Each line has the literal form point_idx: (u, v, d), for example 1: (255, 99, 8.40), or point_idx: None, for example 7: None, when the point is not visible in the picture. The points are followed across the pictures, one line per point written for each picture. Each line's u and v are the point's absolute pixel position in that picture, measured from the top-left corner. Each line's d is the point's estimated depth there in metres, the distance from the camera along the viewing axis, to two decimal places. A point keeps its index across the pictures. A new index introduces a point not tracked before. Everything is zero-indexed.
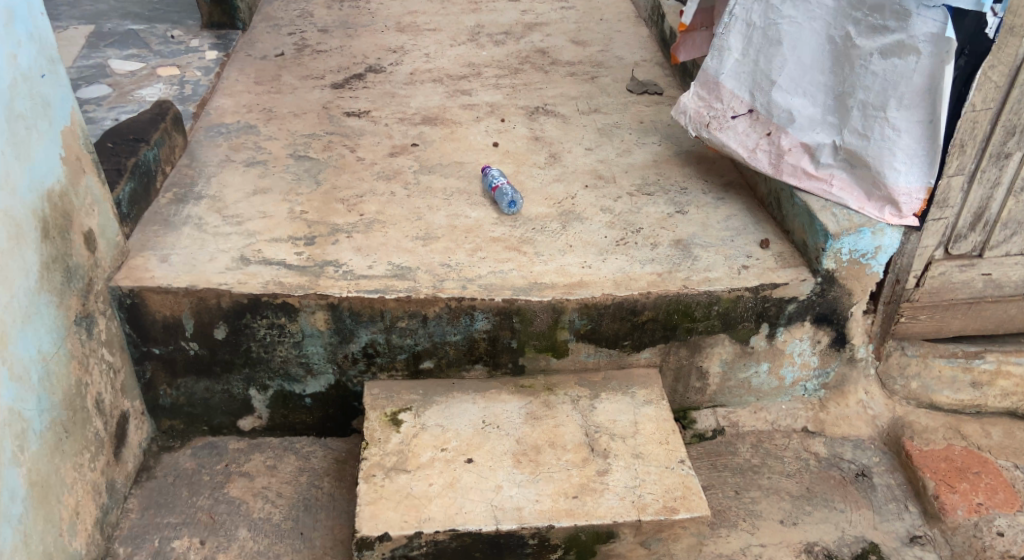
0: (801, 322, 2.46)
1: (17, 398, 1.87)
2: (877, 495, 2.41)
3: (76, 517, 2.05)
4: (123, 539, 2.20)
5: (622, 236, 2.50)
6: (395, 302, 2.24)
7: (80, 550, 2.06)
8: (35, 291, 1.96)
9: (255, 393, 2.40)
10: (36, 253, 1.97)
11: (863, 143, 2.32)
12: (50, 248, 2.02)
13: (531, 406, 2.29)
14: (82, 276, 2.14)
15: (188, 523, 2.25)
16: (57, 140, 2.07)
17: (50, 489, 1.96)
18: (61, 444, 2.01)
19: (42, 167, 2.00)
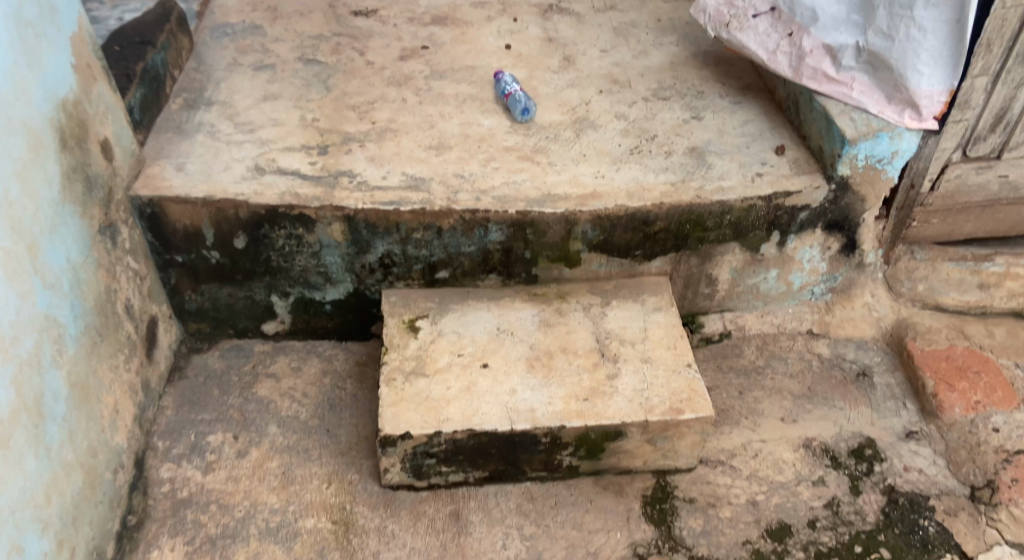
0: (813, 229, 2.51)
1: (51, 305, 1.95)
2: (877, 394, 2.51)
3: (116, 415, 2.16)
4: (162, 433, 2.32)
5: (636, 144, 2.53)
6: (410, 215, 2.29)
7: (122, 445, 2.18)
8: (58, 201, 2.00)
9: (277, 299, 2.48)
10: (56, 163, 2.00)
11: (887, 45, 2.28)
12: (69, 158, 2.05)
13: (543, 314, 2.37)
14: (102, 186, 2.18)
15: (221, 420, 2.36)
16: (67, 47, 2.06)
17: (89, 390, 2.05)
18: (96, 347, 2.09)
19: (55, 76, 2.01)
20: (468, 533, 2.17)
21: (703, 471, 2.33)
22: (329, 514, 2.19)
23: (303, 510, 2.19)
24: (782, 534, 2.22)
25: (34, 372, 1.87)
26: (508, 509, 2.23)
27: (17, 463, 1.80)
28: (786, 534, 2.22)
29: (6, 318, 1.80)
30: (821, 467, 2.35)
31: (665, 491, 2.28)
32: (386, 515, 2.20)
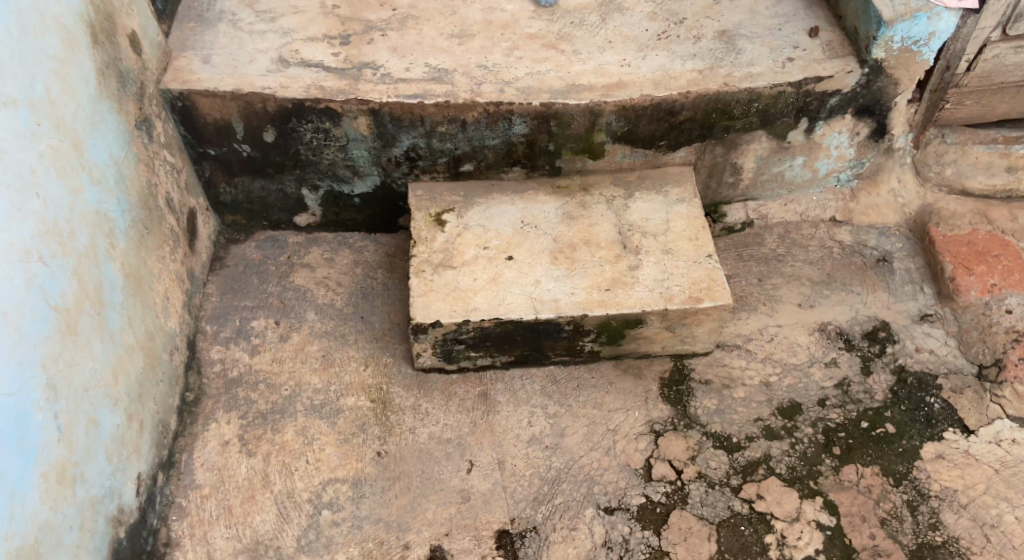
0: (842, 114, 2.51)
1: (101, 201, 2.01)
2: (895, 279, 2.57)
3: (167, 302, 2.23)
4: (209, 318, 2.40)
5: (664, 28, 2.55)
6: (434, 108, 2.32)
7: (175, 329, 2.25)
8: (97, 98, 2.04)
9: (307, 192, 2.53)
10: (90, 59, 2.03)
11: None
12: (101, 53, 2.07)
13: (567, 207, 2.42)
14: (135, 80, 2.20)
15: (262, 306, 2.45)
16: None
17: (143, 279, 2.12)
18: (145, 239, 2.15)
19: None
20: (497, 412, 2.30)
21: (719, 355, 2.43)
22: (367, 394, 2.31)
23: (343, 390, 2.31)
24: (792, 412, 2.33)
25: (91, 263, 1.94)
26: (534, 391, 2.34)
27: (85, 346, 1.90)
28: (797, 412, 2.33)
29: (59, 214, 1.87)
30: (835, 349, 2.44)
31: (682, 374, 2.39)
32: (420, 396, 2.32)
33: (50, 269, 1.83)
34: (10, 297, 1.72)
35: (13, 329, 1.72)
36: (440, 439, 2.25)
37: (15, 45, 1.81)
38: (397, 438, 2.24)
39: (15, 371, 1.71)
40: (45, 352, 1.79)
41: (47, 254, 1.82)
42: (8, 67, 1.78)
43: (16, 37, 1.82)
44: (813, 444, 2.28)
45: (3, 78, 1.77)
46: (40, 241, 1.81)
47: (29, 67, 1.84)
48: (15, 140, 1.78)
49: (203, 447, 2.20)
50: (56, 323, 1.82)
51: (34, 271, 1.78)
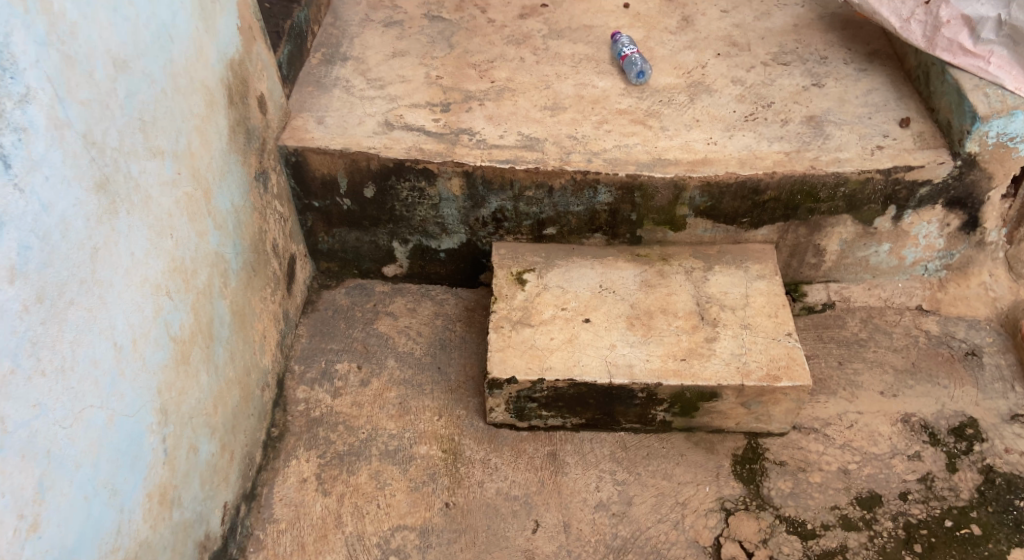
0: (932, 205, 2.50)
1: (221, 244, 2.02)
2: (984, 374, 2.49)
3: (264, 339, 2.29)
4: (298, 358, 2.51)
5: (752, 110, 2.62)
6: (524, 173, 2.42)
7: (268, 366, 2.32)
8: (226, 152, 2.08)
9: (397, 245, 2.64)
10: (224, 117, 2.08)
11: None
12: (236, 113, 2.15)
13: (646, 274, 2.47)
14: (258, 137, 2.30)
15: (347, 351, 2.54)
16: (234, 10, 2.16)
17: (246, 317, 2.15)
18: (251, 280, 2.19)
19: (224, 38, 2.10)
20: (565, 473, 2.30)
21: (795, 436, 2.38)
22: (439, 444, 2.35)
23: (417, 438, 2.36)
24: (871, 504, 2.25)
25: (207, 300, 1.94)
26: (603, 455, 2.34)
27: (194, 377, 1.90)
28: (876, 503, 2.25)
29: (187, 253, 1.87)
30: (918, 442, 2.36)
31: (756, 452, 2.35)
32: (490, 450, 2.34)
33: (174, 303, 1.82)
34: (140, 325, 1.70)
35: (139, 355, 1.70)
36: (507, 495, 2.26)
37: (168, 103, 1.83)
38: (465, 491, 2.26)
39: (135, 393, 1.69)
40: (161, 379, 1.77)
41: (173, 289, 1.81)
42: (161, 121, 1.79)
43: (170, 96, 1.83)
44: (892, 539, 2.19)
45: (156, 131, 1.78)
46: (168, 277, 1.80)
47: (177, 121, 1.85)
48: (159, 186, 1.78)
49: (283, 481, 2.26)
50: (173, 354, 1.81)
51: (161, 304, 1.77)
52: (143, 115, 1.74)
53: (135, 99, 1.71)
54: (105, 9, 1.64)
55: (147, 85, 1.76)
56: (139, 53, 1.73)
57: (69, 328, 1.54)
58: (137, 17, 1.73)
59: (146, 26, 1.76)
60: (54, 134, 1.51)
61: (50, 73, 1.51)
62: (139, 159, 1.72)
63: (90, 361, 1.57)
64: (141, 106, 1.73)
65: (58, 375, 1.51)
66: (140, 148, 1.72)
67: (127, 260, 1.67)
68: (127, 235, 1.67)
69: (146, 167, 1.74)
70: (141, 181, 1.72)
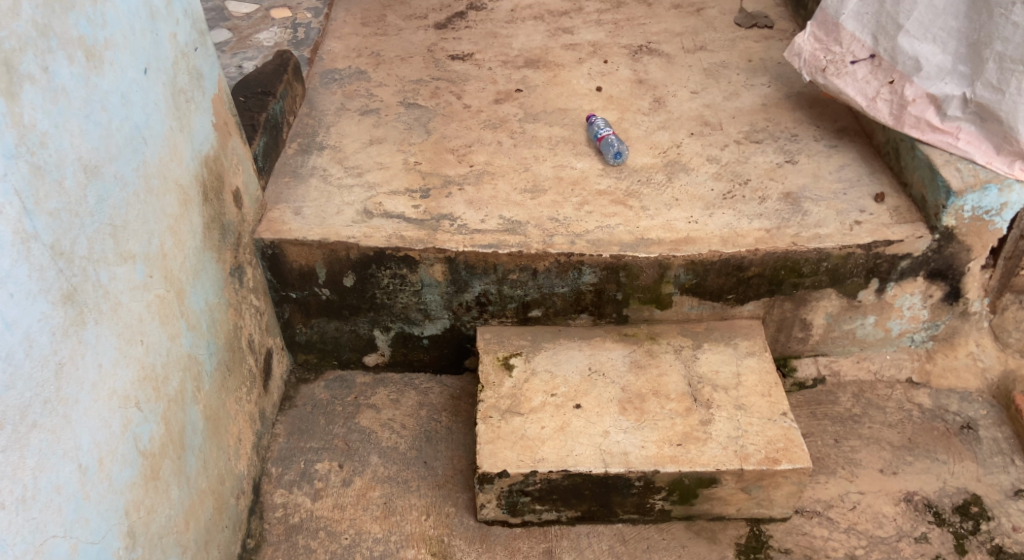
0: (913, 277, 2.46)
1: (194, 345, 1.90)
2: (982, 448, 2.43)
3: (239, 442, 2.17)
4: (275, 459, 2.39)
5: (729, 189, 2.61)
6: (507, 257, 2.44)
7: (243, 471, 2.19)
8: (200, 250, 1.99)
9: (379, 333, 2.64)
10: (197, 215, 2.00)
11: (997, 97, 2.31)
12: (210, 209, 2.09)
13: (635, 355, 2.47)
14: (234, 232, 2.25)
15: (327, 449, 2.44)
16: (208, 108, 2.13)
17: (219, 421, 2.03)
18: (225, 380, 2.08)
19: (198, 137, 2.05)
20: None
21: (798, 521, 2.29)
22: (428, 546, 2.23)
23: (404, 540, 2.24)
24: None
25: (180, 407, 1.82)
26: (601, 550, 2.23)
27: (164, 491, 1.77)
28: None
29: (158, 358, 1.75)
30: (924, 523, 2.28)
31: (759, 541, 2.26)
32: (483, 550, 2.22)
33: (144, 414, 1.69)
34: (106, 442, 1.58)
35: (105, 475, 1.57)
36: None
37: (141, 205, 1.74)
38: None
39: (100, 517, 1.56)
40: (128, 499, 1.64)
41: (143, 400, 1.69)
42: (133, 224, 1.70)
43: (143, 197, 1.75)
44: None
45: (128, 235, 1.68)
46: (138, 386, 1.68)
47: (150, 223, 1.76)
48: (130, 291, 1.67)
49: None
50: (142, 470, 1.69)
51: (130, 417, 1.65)
52: (115, 220, 1.65)
53: (106, 204, 1.62)
54: (77, 116, 1.57)
55: (119, 189, 1.67)
56: (112, 157, 1.65)
57: (32, 453, 1.42)
58: (110, 122, 1.66)
59: (119, 130, 1.69)
60: (20, 249, 1.42)
61: (18, 186, 1.42)
62: (109, 266, 1.62)
63: (52, 487, 1.45)
64: (113, 211, 1.65)
65: (19, 506, 1.38)
66: (111, 255, 1.63)
67: (93, 374, 1.56)
68: (95, 347, 1.57)
69: (116, 273, 1.64)
70: (111, 288, 1.62)
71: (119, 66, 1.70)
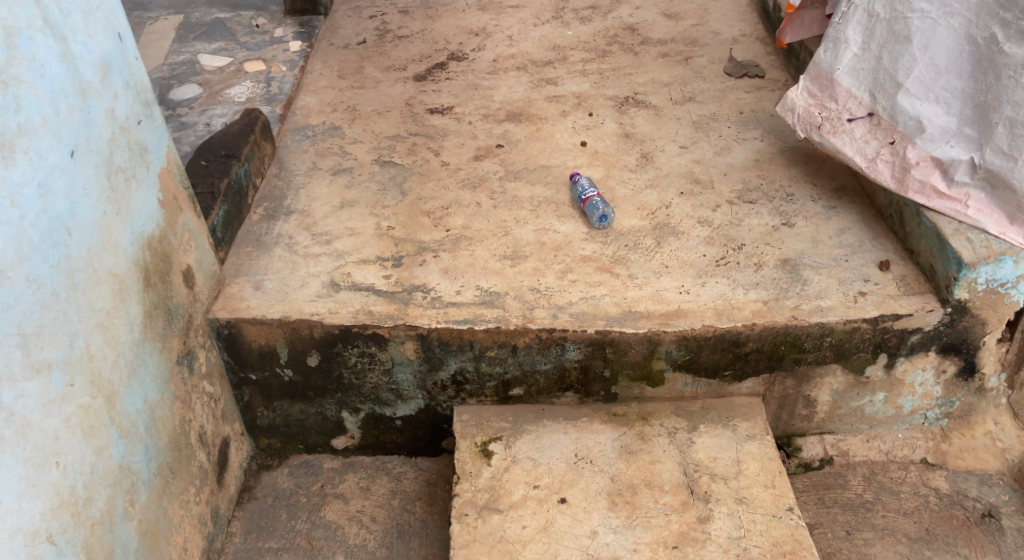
0: (925, 352, 2.26)
1: (126, 454, 1.71)
2: (1006, 540, 2.22)
3: (185, 553, 1.97)
4: None
5: (722, 254, 2.42)
6: (484, 333, 2.24)
7: None
8: (137, 344, 1.80)
9: (347, 415, 2.44)
10: (136, 305, 1.82)
11: (1009, 164, 2.13)
12: (152, 295, 1.91)
13: (625, 440, 2.26)
14: (183, 315, 2.07)
15: (288, 549, 2.28)
16: (154, 184, 1.96)
17: (159, 534, 1.83)
18: (167, 486, 1.89)
19: (140, 216, 1.87)
20: None
21: None
22: None
23: None
24: None
25: (106, 530, 1.63)
26: None
27: None
28: None
29: (78, 478, 1.56)
30: None
31: None
32: None
33: (57, 547, 1.50)
34: None
35: None
36: None
37: (61, 306, 1.56)
38: None
39: None
40: None
41: (56, 531, 1.49)
42: (49, 330, 1.52)
43: (64, 296, 1.57)
44: None
45: (42, 342, 1.50)
46: (51, 516, 1.48)
47: (72, 324, 1.58)
48: (43, 408, 1.49)
49: None
50: None
51: (39, 554, 1.45)
52: (24, 329, 1.46)
53: (13, 313, 1.44)
54: None
55: (32, 292, 1.49)
56: (22, 258, 1.47)
57: None
58: (21, 219, 1.48)
59: (33, 225, 1.51)
60: None
61: None
62: (15, 383, 1.43)
63: None
64: (23, 319, 1.46)
65: None
66: (17, 370, 1.44)
67: None
68: None
69: (25, 390, 1.45)
70: (18, 408, 1.43)
71: (35, 154, 1.53)
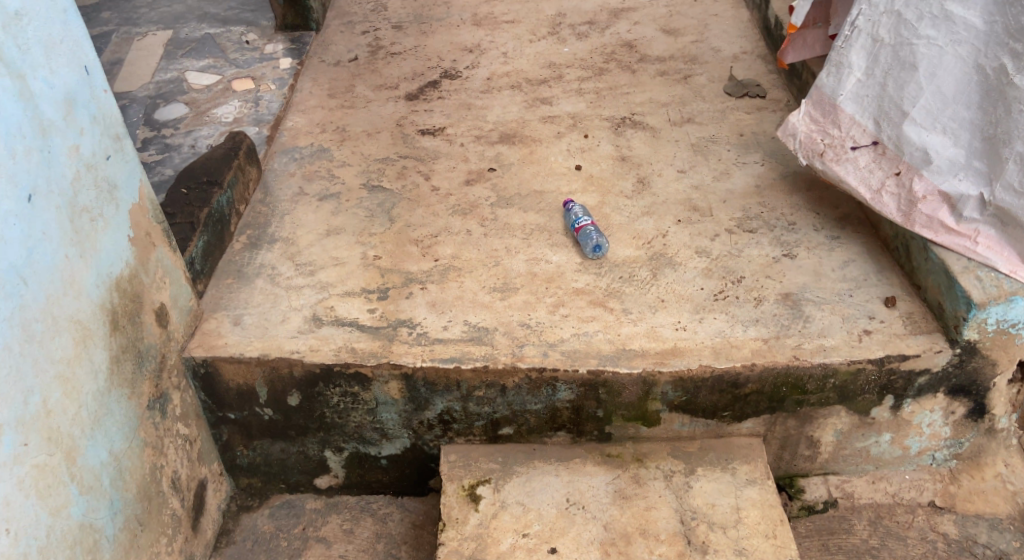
0: (933, 393, 2.17)
1: (88, 511, 1.65)
2: None
3: None
4: None
5: (721, 287, 2.33)
6: (471, 373, 2.14)
7: None
8: (103, 392, 1.73)
9: (330, 454, 2.34)
10: (103, 351, 1.75)
11: (1020, 201, 2.03)
12: (120, 339, 1.83)
13: (619, 483, 2.17)
14: (155, 356, 1.98)
15: None
16: (124, 221, 1.87)
17: None
18: (135, 539, 1.82)
19: (108, 257, 1.79)
20: None
21: None
22: None
23: None
24: None
25: None
26: None
27: None
28: None
29: (31, 543, 1.50)
30: None
31: None
32: None
33: None
34: None
35: None
36: None
37: (14, 361, 1.50)
38: None
39: None
40: None
41: None
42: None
43: (18, 350, 1.51)
44: None
45: None
46: None
47: (27, 379, 1.52)
48: None
49: None
50: None
51: None
52: None
53: None
54: None
55: None
56: None
57: None
58: None
59: None
60: None
61: None
62: None
63: None
64: None
65: None
66: None
67: None
68: None
69: None
70: None
71: None
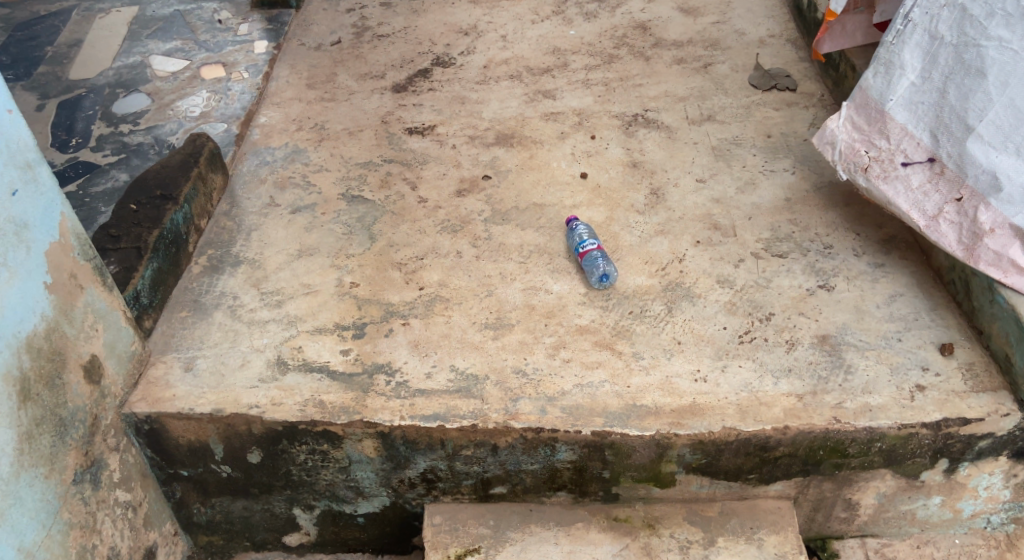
0: (994, 456, 1.87)
1: None
2: None
3: None
4: None
5: (747, 326, 2.02)
6: (457, 432, 1.85)
7: None
8: (9, 480, 1.49)
9: (299, 512, 2.04)
10: (11, 429, 1.50)
11: None
12: (32, 410, 1.55)
13: (628, 554, 1.89)
14: (84, 421, 1.68)
15: None
16: (42, 265, 1.58)
17: None
18: None
19: (16, 312, 1.52)
20: None
21: None
22: None
23: None
24: None
25: None
26: None
27: None
28: None
29: None
30: None
31: None
32: None
33: None
34: None
35: None
36: None
37: None
38: None
39: None
40: None
41: None
42: None
43: None
44: None
45: None
46: None
47: None
48: None
49: None
50: None
51: None
52: None
53: None
54: None
55: None
56: None
57: None
58: None
59: None
60: None
61: None
62: None
63: None
64: None
65: None
66: None
67: None
68: None
69: None
70: None
71: None
